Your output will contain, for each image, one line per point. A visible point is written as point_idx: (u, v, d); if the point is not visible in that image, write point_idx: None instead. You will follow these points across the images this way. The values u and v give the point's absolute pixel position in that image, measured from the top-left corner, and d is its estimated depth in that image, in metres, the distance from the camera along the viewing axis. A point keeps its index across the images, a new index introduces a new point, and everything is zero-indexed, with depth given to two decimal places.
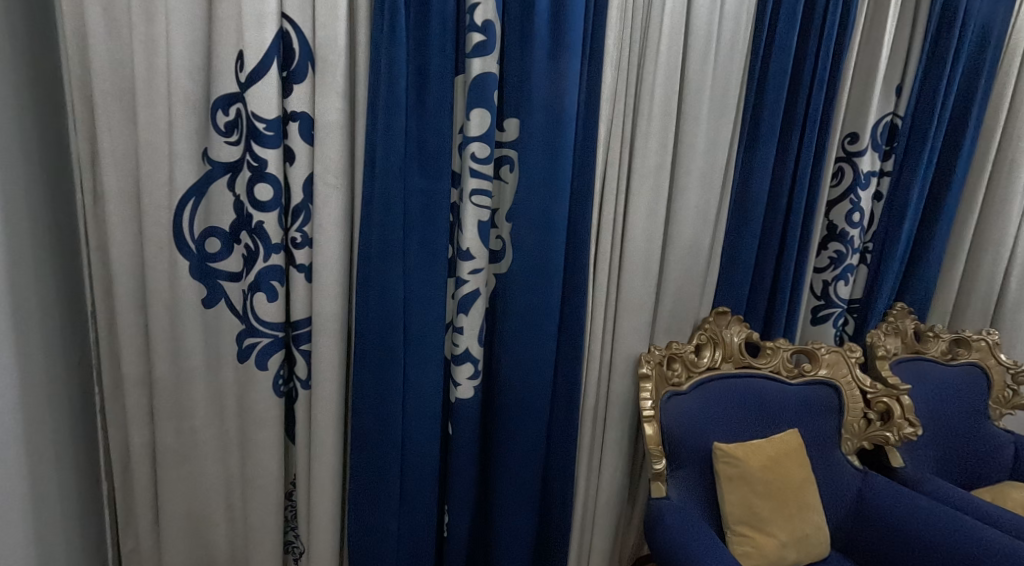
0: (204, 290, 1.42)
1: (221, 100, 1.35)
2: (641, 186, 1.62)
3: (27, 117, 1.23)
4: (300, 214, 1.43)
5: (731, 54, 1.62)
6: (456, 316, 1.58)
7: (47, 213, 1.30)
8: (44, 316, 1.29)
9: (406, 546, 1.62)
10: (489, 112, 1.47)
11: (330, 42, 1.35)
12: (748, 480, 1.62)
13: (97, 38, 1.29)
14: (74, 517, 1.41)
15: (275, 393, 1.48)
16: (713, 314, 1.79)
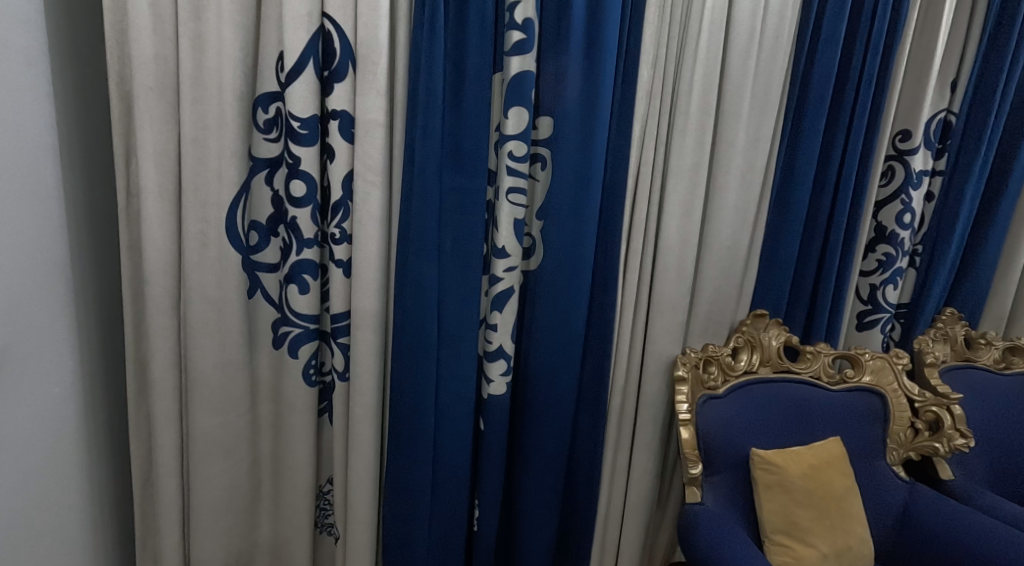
0: (246, 281, 1.46)
1: (263, 98, 1.41)
2: (677, 184, 1.60)
3: (63, 117, 1.28)
4: (339, 210, 1.45)
5: (774, 52, 1.59)
6: (489, 313, 1.59)
7: (85, 210, 1.35)
8: (77, 309, 1.33)
9: (437, 536, 1.64)
10: (526, 109, 1.48)
11: (371, 40, 1.37)
12: (788, 488, 1.58)
13: (140, 34, 1.30)
14: (106, 504, 1.46)
15: (306, 383, 1.53)
16: (750, 317, 1.75)
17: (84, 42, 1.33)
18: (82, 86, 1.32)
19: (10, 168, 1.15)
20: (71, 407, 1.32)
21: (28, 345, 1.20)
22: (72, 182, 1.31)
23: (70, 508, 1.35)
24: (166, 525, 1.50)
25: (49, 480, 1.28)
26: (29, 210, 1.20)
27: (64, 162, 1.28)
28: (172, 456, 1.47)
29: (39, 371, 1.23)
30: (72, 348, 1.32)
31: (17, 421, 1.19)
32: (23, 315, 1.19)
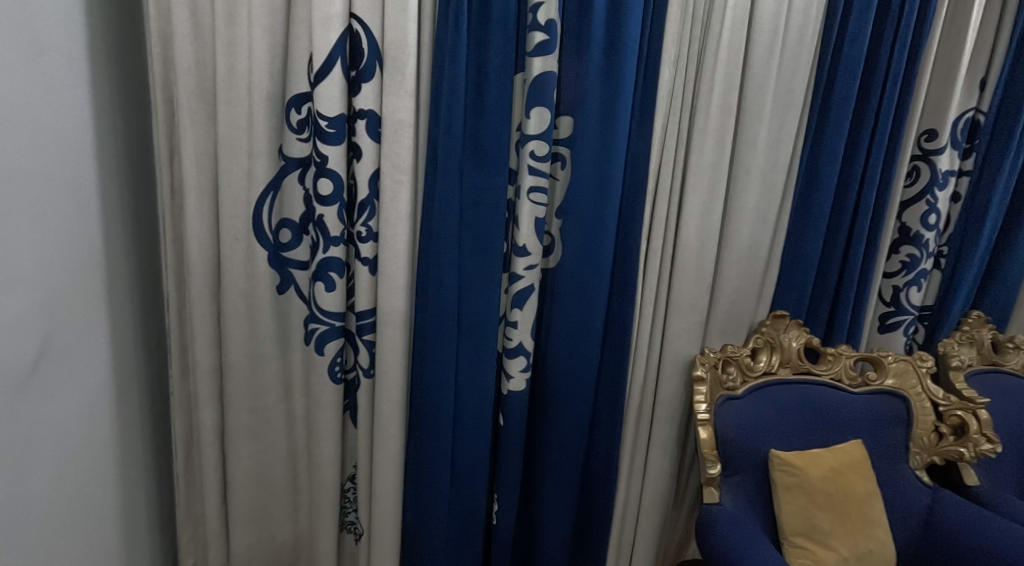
0: (276, 277, 1.51)
1: (294, 99, 1.44)
2: (697, 183, 1.60)
3: (100, 117, 1.32)
4: (366, 209, 1.48)
5: (798, 51, 1.58)
6: (509, 310, 1.61)
7: (125, 206, 1.41)
8: (114, 300, 1.39)
9: (454, 529, 1.67)
10: (547, 109, 1.49)
11: (398, 41, 1.40)
12: (808, 489, 1.57)
13: (180, 39, 1.35)
14: (141, 486, 1.52)
15: (332, 380, 1.55)
16: (771, 318, 1.74)
17: (121, 46, 1.38)
18: (122, 88, 1.38)
19: (52, 168, 1.20)
20: (107, 398, 1.37)
21: (69, 337, 1.25)
22: (108, 180, 1.36)
23: (108, 494, 1.39)
24: (208, 492, 1.56)
25: (89, 466, 1.33)
26: (68, 205, 1.24)
27: (101, 161, 1.33)
28: (213, 430, 1.53)
29: (77, 363, 1.28)
30: (107, 340, 1.37)
31: (60, 411, 1.24)
32: (64, 308, 1.24)
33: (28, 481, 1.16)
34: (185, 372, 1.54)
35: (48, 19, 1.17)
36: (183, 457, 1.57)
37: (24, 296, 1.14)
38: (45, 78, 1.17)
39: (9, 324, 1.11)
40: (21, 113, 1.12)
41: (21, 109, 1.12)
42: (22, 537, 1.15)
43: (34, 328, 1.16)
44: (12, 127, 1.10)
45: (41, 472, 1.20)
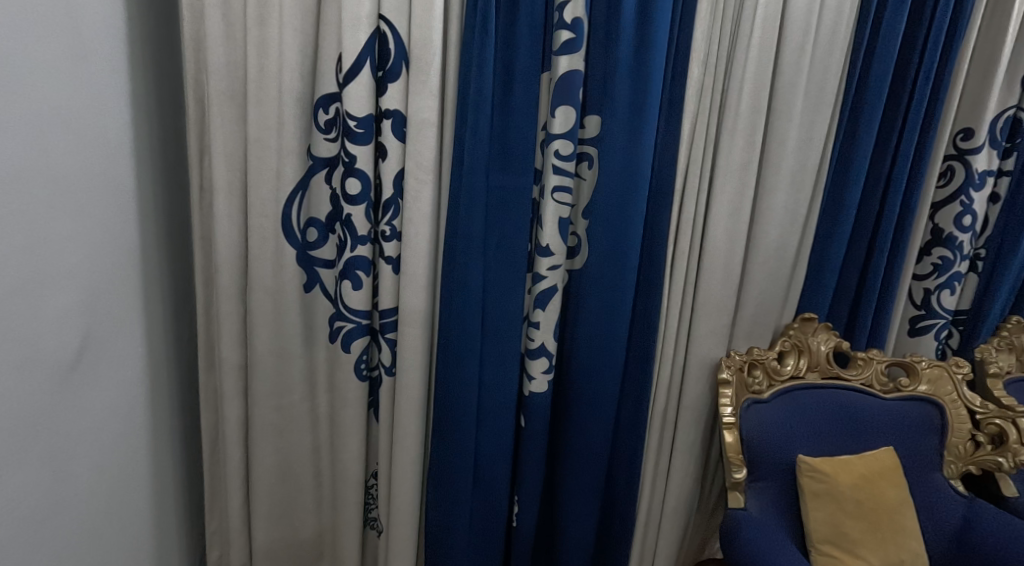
0: (303, 275, 1.53)
1: (322, 99, 1.46)
2: (725, 184, 1.58)
3: (137, 118, 1.36)
4: (390, 208, 1.50)
5: (830, 48, 1.55)
6: (532, 311, 1.61)
7: (159, 205, 1.45)
8: (148, 297, 1.43)
9: (476, 529, 1.67)
10: (573, 109, 1.49)
11: (425, 41, 1.41)
12: (837, 497, 1.54)
13: (214, 41, 1.38)
14: (172, 478, 1.56)
15: (358, 377, 1.57)
16: (799, 321, 1.71)
17: (157, 49, 1.41)
18: (158, 90, 1.42)
19: (94, 167, 1.24)
20: (140, 392, 1.41)
21: (108, 332, 1.29)
22: (144, 179, 1.40)
23: (141, 485, 1.44)
24: (231, 488, 1.60)
25: (125, 457, 1.37)
26: (108, 203, 1.28)
27: (138, 161, 1.37)
28: (238, 426, 1.57)
29: (115, 357, 1.32)
30: (141, 336, 1.41)
31: (99, 403, 1.28)
32: (104, 304, 1.28)
33: (69, 470, 1.21)
34: (212, 368, 1.58)
35: (93, 24, 1.22)
36: (209, 451, 1.62)
37: (67, 292, 1.18)
38: (89, 80, 1.21)
39: (53, 318, 1.15)
40: (67, 113, 1.17)
41: (65, 110, 1.16)
42: (63, 525, 1.20)
43: (76, 322, 1.20)
44: (58, 127, 1.14)
45: (82, 461, 1.24)
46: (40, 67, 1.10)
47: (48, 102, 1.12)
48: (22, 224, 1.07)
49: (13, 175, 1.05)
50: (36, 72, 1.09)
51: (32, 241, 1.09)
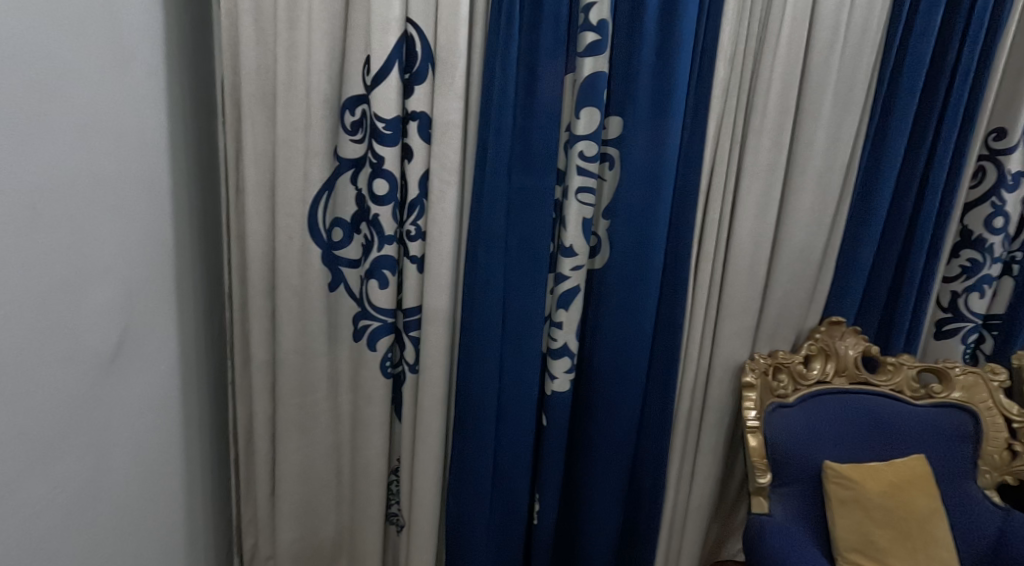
0: (328, 275, 1.56)
1: (349, 100, 1.48)
2: (750, 185, 1.57)
3: (173, 121, 1.41)
4: (416, 208, 1.52)
5: (860, 46, 1.52)
6: (555, 311, 1.61)
7: (193, 204, 1.50)
8: (182, 293, 1.48)
9: (497, 526, 1.69)
10: (597, 109, 1.49)
11: (451, 44, 1.43)
12: (865, 504, 1.51)
13: (246, 46, 1.43)
14: (203, 469, 1.62)
15: (382, 374, 1.60)
16: (826, 324, 1.68)
17: (193, 53, 1.46)
18: (193, 93, 1.47)
19: (133, 168, 1.29)
20: (174, 384, 1.46)
21: (144, 327, 1.34)
22: (179, 179, 1.44)
23: (174, 475, 1.49)
24: (259, 479, 1.67)
25: (160, 447, 1.42)
26: (145, 203, 1.33)
27: (173, 162, 1.42)
28: (266, 421, 1.63)
29: (150, 351, 1.37)
30: (175, 331, 1.46)
31: (135, 395, 1.33)
32: (140, 299, 1.32)
33: (109, 460, 1.25)
34: (246, 364, 1.63)
35: (133, 31, 1.27)
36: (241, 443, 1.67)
37: (108, 288, 1.23)
38: (129, 84, 1.26)
39: (95, 313, 1.20)
40: (109, 115, 1.21)
41: (108, 113, 1.21)
42: (102, 512, 1.25)
43: (116, 317, 1.25)
44: (102, 130, 1.19)
45: (120, 451, 1.29)
46: (86, 71, 1.14)
47: (93, 106, 1.17)
48: (69, 222, 1.12)
49: (62, 175, 1.10)
50: (83, 78, 1.14)
51: (78, 238, 1.14)
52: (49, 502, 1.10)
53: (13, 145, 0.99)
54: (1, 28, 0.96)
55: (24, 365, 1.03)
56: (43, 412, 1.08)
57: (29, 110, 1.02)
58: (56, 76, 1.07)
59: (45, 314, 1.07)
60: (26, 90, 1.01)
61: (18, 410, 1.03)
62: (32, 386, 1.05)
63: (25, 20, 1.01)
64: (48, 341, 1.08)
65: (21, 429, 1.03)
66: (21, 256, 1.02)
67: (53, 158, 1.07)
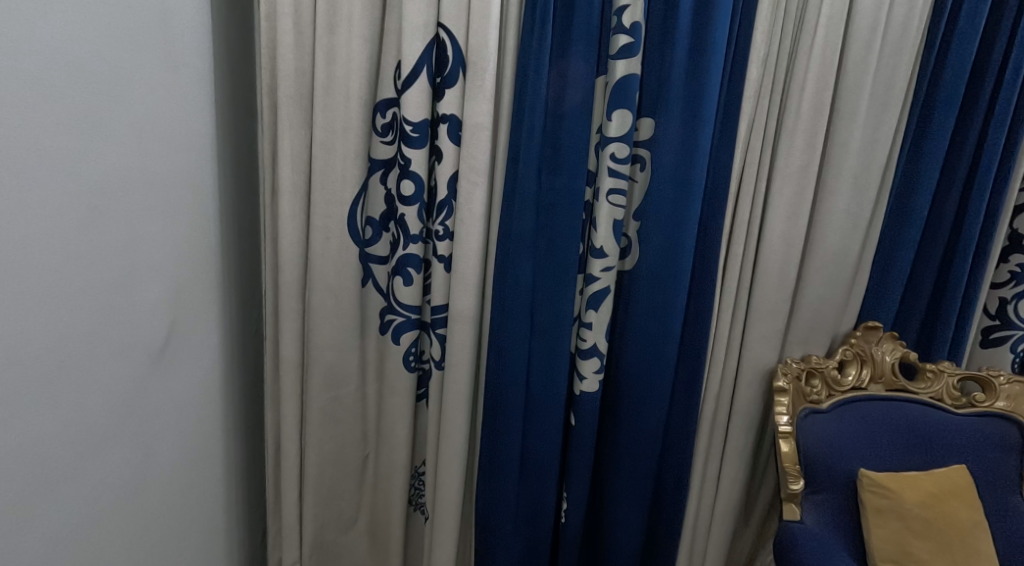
0: (360, 272, 1.60)
1: (382, 103, 1.53)
2: (783, 186, 1.54)
3: (217, 124, 1.46)
4: (444, 209, 1.54)
5: (899, 44, 1.49)
6: (584, 311, 1.62)
7: (233, 204, 1.55)
8: (223, 290, 1.53)
9: (522, 524, 1.70)
10: (630, 111, 1.49)
11: (482, 47, 1.43)
12: (902, 514, 1.47)
13: (285, 49, 1.46)
14: (238, 460, 1.67)
15: (405, 367, 1.63)
16: (861, 329, 1.64)
17: (234, 58, 1.51)
18: (234, 97, 1.52)
19: (182, 170, 1.34)
20: (215, 377, 1.51)
21: (190, 322, 1.40)
22: (221, 179, 1.50)
23: (215, 464, 1.55)
24: (286, 486, 1.69)
25: (202, 438, 1.48)
26: (192, 204, 1.38)
27: (216, 164, 1.47)
28: (294, 422, 1.66)
29: (195, 346, 1.43)
30: (216, 326, 1.51)
31: (181, 387, 1.38)
32: (186, 297, 1.38)
33: (156, 448, 1.31)
34: (276, 365, 1.66)
35: (185, 39, 1.32)
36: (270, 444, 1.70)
37: (158, 284, 1.28)
38: (180, 89, 1.32)
39: (146, 309, 1.25)
40: (161, 121, 1.26)
41: (161, 118, 1.26)
42: (150, 498, 1.30)
43: (164, 313, 1.31)
44: (155, 135, 1.25)
45: (166, 440, 1.34)
46: (142, 78, 1.20)
47: (148, 112, 1.22)
48: (124, 223, 1.18)
49: (118, 178, 1.15)
50: (139, 84, 1.19)
51: (132, 238, 1.20)
52: (101, 491, 1.16)
53: (72, 150, 1.05)
54: (64, 38, 1.02)
55: (78, 359, 1.09)
56: (97, 403, 1.13)
57: (88, 116, 1.08)
58: (113, 83, 1.12)
59: (99, 310, 1.13)
60: (86, 96, 1.07)
61: (73, 397, 1.08)
62: (86, 375, 1.11)
63: (88, 30, 1.07)
64: (103, 336, 1.14)
65: (75, 415, 1.09)
66: (76, 256, 1.07)
67: (110, 162, 1.13)
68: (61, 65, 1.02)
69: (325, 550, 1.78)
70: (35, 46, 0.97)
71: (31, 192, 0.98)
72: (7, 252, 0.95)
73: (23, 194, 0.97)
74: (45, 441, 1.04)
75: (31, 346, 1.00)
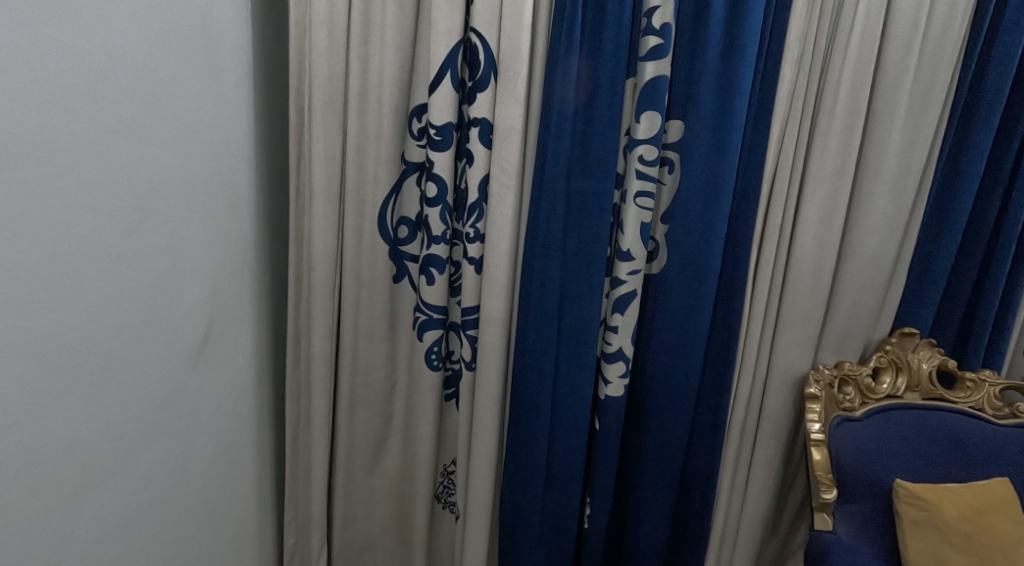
0: (393, 268, 1.64)
1: (416, 109, 1.56)
2: (817, 189, 1.51)
3: (253, 129, 1.50)
4: (475, 211, 1.55)
5: (941, 44, 1.45)
6: (611, 315, 1.61)
7: (266, 207, 1.59)
8: (257, 290, 1.58)
9: (547, 527, 1.70)
10: (658, 114, 1.48)
11: (513, 51, 1.44)
12: (941, 527, 1.42)
13: (320, 55, 1.47)
14: (268, 457, 1.71)
15: (430, 368, 1.66)
16: (897, 335, 1.61)
17: (271, 65, 1.56)
18: (269, 102, 1.56)
19: (220, 174, 1.38)
20: (247, 375, 1.55)
21: (225, 321, 1.44)
22: (256, 182, 1.54)
23: (246, 459, 1.59)
24: (317, 472, 1.70)
25: (234, 433, 1.52)
26: (229, 206, 1.42)
27: (252, 167, 1.51)
28: (324, 414, 1.66)
29: (230, 344, 1.47)
30: (250, 326, 1.55)
31: (217, 384, 1.43)
32: (222, 296, 1.42)
33: (194, 444, 1.35)
34: (297, 358, 1.66)
35: (226, 47, 1.37)
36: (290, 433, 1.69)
37: (197, 284, 1.32)
38: (221, 95, 1.36)
39: (187, 309, 1.29)
40: (203, 125, 1.31)
41: (202, 123, 1.30)
42: (187, 492, 1.35)
43: (203, 313, 1.35)
44: (197, 141, 1.29)
45: (202, 435, 1.38)
46: (187, 85, 1.24)
47: (192, 118, 1.27)
48: (168, 226, 1.22)
49: (163, 182, 1.20)
50: (184, 92, 1.24)
51: (175, 241, 1.24)
52: (141, 484, 1.20)
53: (122, 155, 1.09)
54: (118, 48, 1.07)
55: (124, 354, 1.13)
56: (139, 399, 1.18)
57: (137, 123, 1.12)
58: (160, 91, 1.17)
59: (144, 308, 1.17)
60: (135, 104, 1.11)
61: (118, 392, 1.12)
62: (132, 372, 1.15)
63: (139, 41, 1.11)
64: (147, 334, 1.18)
65: (119, 408, 1.13)
66: (123, 257, 1.11)
67: (156, 166, 1.18)
68: (115, 74, 1.07)
69: (349, 541, 1.82)
70: (92, 57, 1.02)
71: (83, 195, 1.03)
72: (56, 254, 0.99)
73: (75, 197, 1.01)
74: (90, 435, 1.07)
75: (79, 340, 1.04)
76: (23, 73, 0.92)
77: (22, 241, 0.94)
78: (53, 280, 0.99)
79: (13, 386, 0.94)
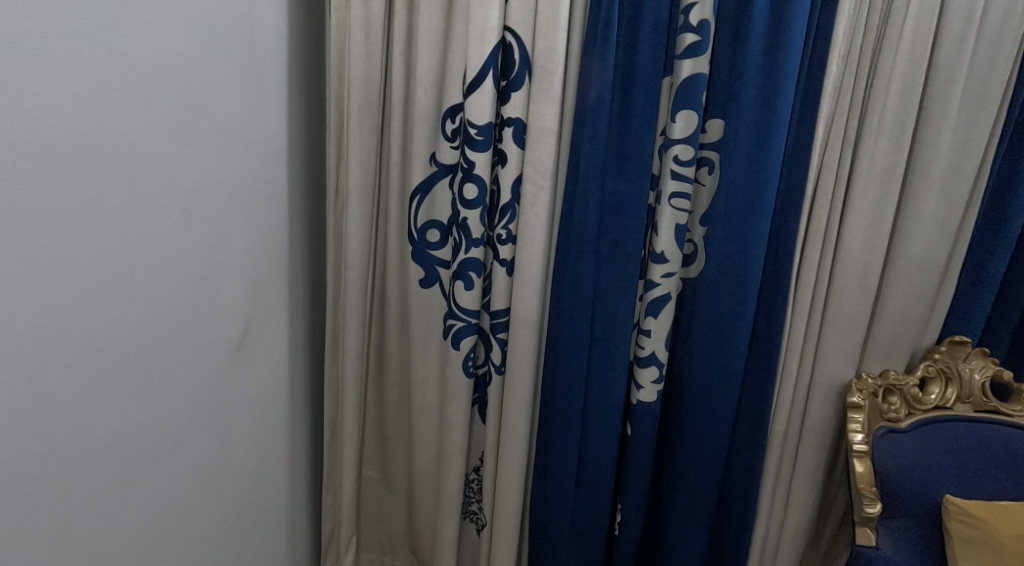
0: (422, 270, 1.61)
1: (448, 110, 1.53)
2: (864, 190, 1.45)
3: (290, 130, 1.52)
4: (507, 213, 1.54)
5: (999, 38, 1.38)
6: (644, 318, 1.58)
7: (302, 207, 1.61)
8: (293, 289, 1.60)
9: (578, 532, 1.67)
10: (695, 113, 1.44)
11: (549, 51, 1.42)
12: (995, 549, 1.33)
13: (356, 58, 1.49)
14: (301, 454, 1.72)
15: (466, 375, 1.62)
16: (946, 344, 1.53)
17: (309, 67, 1.58)
18: (305, 104, 1.58)
19: (259, 174, 1.40)
20: (281, 373, 1.57)
21: (262, 319, 1.46)
22: (292, 182, 1.55)
23: (280, 455, 1.61)
24: (346, 469, 1.73)
25: (268, 430, 1.54)
26: (268, 205, 1.44)
27: (288, 167, 1.52)
28: (354, 413, 1.69)
29: (266, 341, 1.49)
30: (285, 324, 1.57)
31: (255, 381, 1.45)
32: (259, 295, 1.44)
33: (231, 440, 1.38)
34: (336, 356, 1.71)
35: (265, 49, 1.38)
36: (327, 424, 1.74)
37: (237, 283, 1.35)
38: (261, 96, 1.38)
39: (226, 307, 1.31)
40: (243, 126, 1.32)
41: (242, 124, 1.32)
42: (224, 486, 1.37)
43: (241, 310, 1.37)
44: (237, 141, 1.31)
45: (239, 431, 1.41)
46: (228, 86, 1.26)
47: (234, 118, 1.29)
48: (209, 224, 1.24)
49: (205, 181, 1.22)
50: (226, 92, 1.25)
51: (215, 239, 1.26)
52: (180, 480, 1.22)
53: (168, 155, 1.11)
54: (165, 50, 1.09)
55: (166, 353, 1.15)
56: (182, 395, 1.20)
57: (182, 123, 1.14)
58: (203, 91, 1.19)
59: (187, 306, 1.19)
60: (181, 104, 1.13)
61: (160, 391, 1.14)
62: (173, 370, 1.17)
63: (184, 42, 1.13)
64: (189, 331, 1.20)
65: (162, 403, 1.15)
66: (170, 255, 1.14)
67: (199, 166, 1.19)
68: (162, 76, 1.08)
69: (378, 531, 1.87)
70: (142, 59, 1.04)
71: (132, 194, 1.04)
72: (112, 253, 1.01)
73: (126, 197, 1.03)
74: (136, 430, 1.09)
75: (125, 338, 1.05)
76: (81, 76, 0.94)
77: (78, 238, 0.96)
78: (104, 278, 1.00)
79: (71, 384, 0.96)
